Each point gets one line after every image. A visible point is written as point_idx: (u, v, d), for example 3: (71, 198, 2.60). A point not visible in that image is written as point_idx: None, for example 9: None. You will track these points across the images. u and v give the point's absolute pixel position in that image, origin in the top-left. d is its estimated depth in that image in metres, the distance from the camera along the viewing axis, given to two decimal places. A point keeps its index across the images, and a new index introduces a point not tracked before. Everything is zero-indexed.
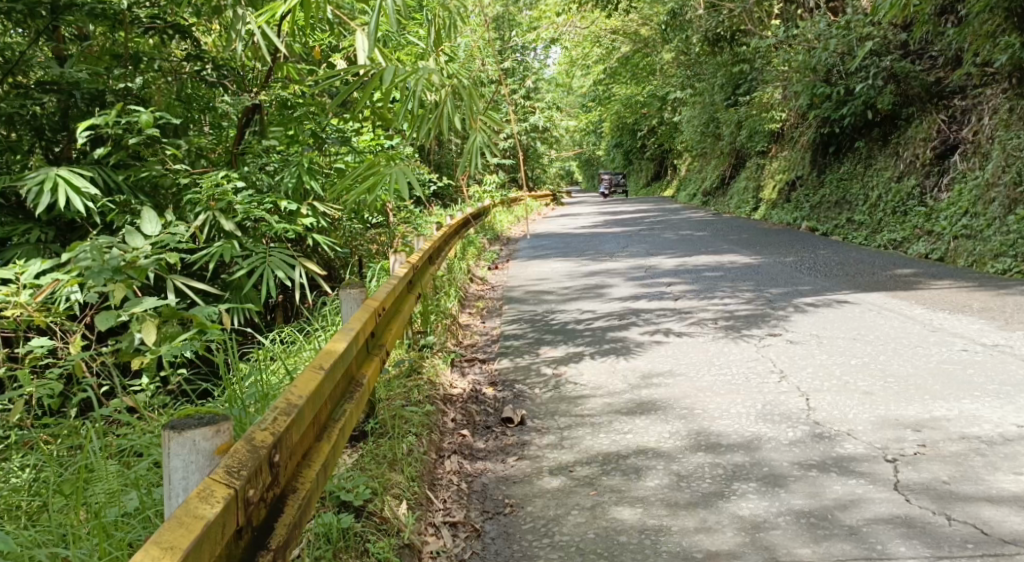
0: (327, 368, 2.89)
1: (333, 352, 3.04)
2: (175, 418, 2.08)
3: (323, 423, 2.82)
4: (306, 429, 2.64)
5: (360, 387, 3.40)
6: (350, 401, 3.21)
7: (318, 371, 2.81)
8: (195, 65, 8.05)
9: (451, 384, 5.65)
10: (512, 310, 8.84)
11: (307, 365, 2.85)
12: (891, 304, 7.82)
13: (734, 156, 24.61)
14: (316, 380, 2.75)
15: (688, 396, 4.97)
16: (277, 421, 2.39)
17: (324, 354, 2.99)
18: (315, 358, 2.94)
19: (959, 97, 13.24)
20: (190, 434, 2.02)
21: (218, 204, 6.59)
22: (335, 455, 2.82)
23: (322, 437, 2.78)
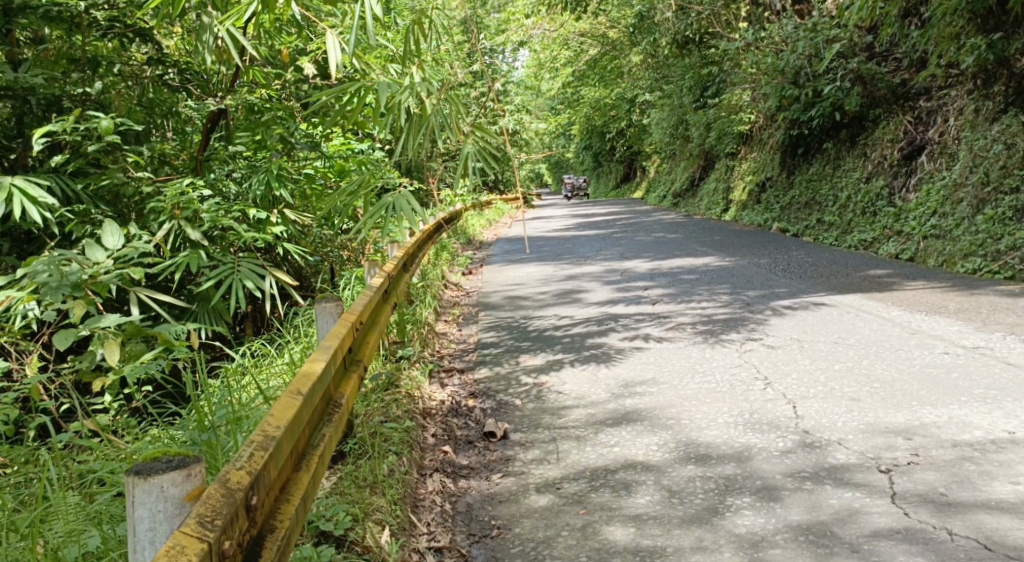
0: (305, 394, 2.71)
1: (310, 375, 2.86)
2: (140, 462, 1.91)
3: (301, 451, 2.65)
4: (284, 462, 2.47)
5: (338, 408, 3.23)
6: (329, 424, 3.05)
7: (296, 398, 2.63)
8: (157, 70, 7.84)
9: (430, 396, 5.49)
10: (487, 318, 8.69)
11: (283, 391, 2.67)
12: (868, 305, 7.79)
13: (704, 158, 24.66)
14: (294, 408, 2.58)
15: (674, 406, 4.85)
16: (252, 459, 2.21)
17: (302, 377, 2.81)
18: (292, 381, 2.77)
19: (925, 98, 13.32)
20: (158, 480, 1.86)
21: (183, 213, 6.37)
22: (315, 485, 2.66)
23: (301, 467, 2.61)
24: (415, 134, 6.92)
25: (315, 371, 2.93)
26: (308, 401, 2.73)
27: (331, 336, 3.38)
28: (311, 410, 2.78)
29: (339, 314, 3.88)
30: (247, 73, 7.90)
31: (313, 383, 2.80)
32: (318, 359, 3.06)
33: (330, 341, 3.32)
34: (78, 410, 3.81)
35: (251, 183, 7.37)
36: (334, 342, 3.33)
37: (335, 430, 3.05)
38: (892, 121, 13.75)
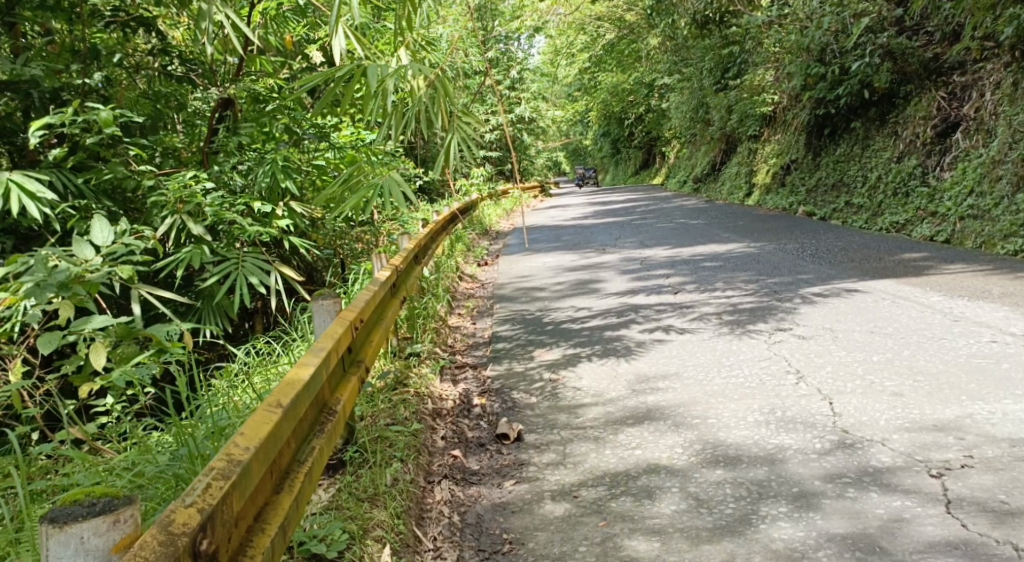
0: (286, 405, 2.45)
1: (295, 382, 2.60)
2: (58, 507, 1.78)
3: (280, 472, 2.40)
4: (256, 488, 2.22)
5: (333, 413, 2.97)
6: (321, 434, 2.79)
7: (274, 412, 2.38)
8: (161, 60, 7.58)
9: (441, 395, 5.22)
10: (503, 309, 8.41)
11: (262, 404, 2.41)
12: (904, 291, 7.43)
13: (725, 142, 24.20)
14: (270, 424, 2.32)
15: (699, 403, 4.55)
16: (208, 492, 1.98)
17: (285, 387, 2.55)
18: (274, 391, 2.52)
19: (958, 72, 12.85)
20: (74, 529, 1.71)
21: (186, 207, 6.07)
22: (297, 508, 2.41)
23: (279, 490, 2.36)
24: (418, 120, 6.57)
25: (301, 378, 2.67)
26: (290, 414, 2.46)
27: (326, 335, 3.11)
28: (295, 423, 2.52)
29: (338, 310, 3.61)
30: (253, 60, 7.66)
31: (296, 392, 2.54)
32: (308, 363, 2.79)
33: (324, 340, 3.05)
34: (63, 419, 3.54)
35: (256, 176, 7.08)
36: (329, 342, 3.06)
37: (327, 439, 2.79)
38: (925, 97, 13.28)
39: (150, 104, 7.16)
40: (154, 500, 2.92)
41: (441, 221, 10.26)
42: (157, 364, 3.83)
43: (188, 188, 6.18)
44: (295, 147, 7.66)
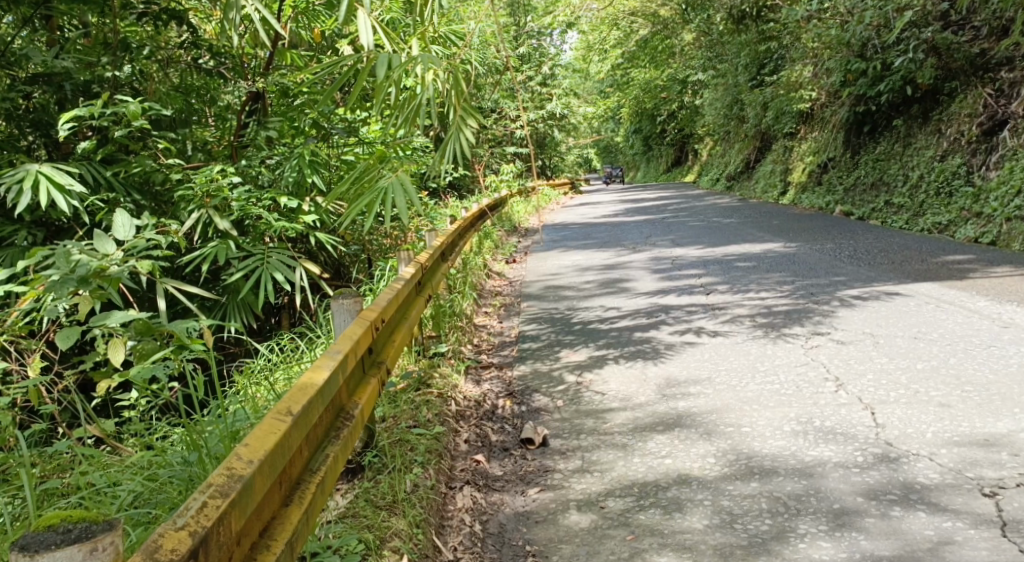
0: (295, 415, 2.35)
1: (306, 389, 2.50)
2: (35, 529, 1.71)
3: (284, 487, 2.29)
4: (259, 505, 2.13)
5: (350, 418, 2.86)
6: (336, 442, 2.68)
7: (280, 423, 2.28)
8: (193, 53, 7.48)
9: (466, 395, 5.11)
10: (532, 308, 8.27)
11: (270, 411, 2.32)
12: (947, 295, 7.18)
13: (760, 139, 23.76)
14: (276, 436, 2.22)
15: (733, 410, 4.37)
16: (204, 511, 1.88)
17: (294, 394, 2.45)
18: (286, 397, 2.42)
19: (1007, 68, 12.44)
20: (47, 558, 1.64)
21: (213, 201, 5.99)
22: (302, 526, 2.30)
23: (283, 506, 2.26)
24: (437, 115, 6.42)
25: (313, 384, 2.56)
26: (298, 424, 2.36)
27: (344, 337, 3.00)
28: (305, 432, 2.42)
29: (358, 310, 3.49)
30: (282, 54, 7.59)
31: (306, 400, 2.44)
32: (323, 368, 2.68)
33: (341, 342, 2.94)
34: (79, 417, 3.45)
35: (283, 170, 7.03)
36: (346, 344, 2.95)
37: (343, 447, 2.69)
38: (970, 94, 12.90)
39: (181, 98, 7.04)
40: (167, 505, 2.83)
41: (470, 217, 10.12)
42: (178, 363, 3.73)
43: (215, 182, 6.08)
44: (322, 143, 7.59)
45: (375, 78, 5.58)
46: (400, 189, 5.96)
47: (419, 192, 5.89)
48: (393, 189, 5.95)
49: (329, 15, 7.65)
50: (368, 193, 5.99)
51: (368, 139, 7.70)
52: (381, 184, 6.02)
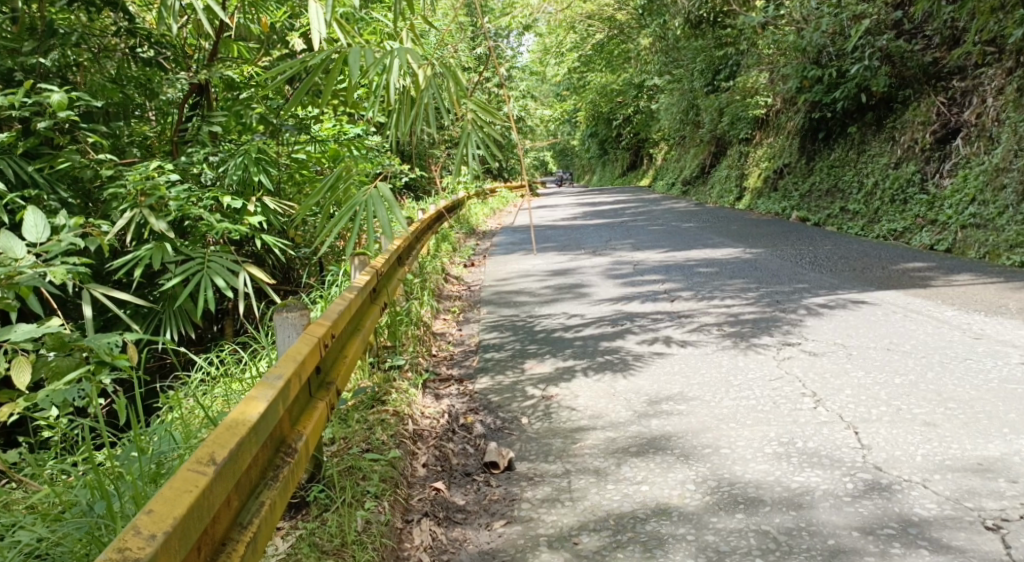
0: (218, 466, 2.01)
1: (235, 429, 2.15)
2: None
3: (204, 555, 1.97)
4: None
5: (293, 452, 2.52)
6: (273, 485, 2.34)
7: (198, 479, 1.94)
8: (129, 42, 7.00)
9: (423, 412, 4.77)
10: (490, 315, 7.93)
11: (187, 464, 1.99)
12: (914, 304, 7.02)
13: (715, 145, 23.59)
14: (191, 496, 1.90)
15: (710, 430, 4.16)
16: None
17: (220, 436, 2.10)
18: (208, 442, 2.09)
19: (958, 77, 12.45)
20: None
21: (148, 200, 5.52)
22: None
23: None
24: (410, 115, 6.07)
25: (246, 421, 2.21)
26: (221, 475, 2.02)
27: (288, 357, 2.64)
28: (232, 482, 2.09)
29: (305, 324, 3.12)
30: (226, 44, 7.21)
31: (234, 445, 2.09)
32: (258, 399, 2.33)
33: (284, 363, 2.58)
34: None
35: (226, 168, 6.64)
36: (290, 366, 2.59)
37: (281, 490, 2.35)
38: (924, 102, 12.86)
39: (116, 89, 6.56)
40: None
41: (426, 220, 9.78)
42: (97, 383, 3.38)
43: (151, 179, 5.64)
44: (270, 140, 7.18)
45: (360, 87, 5.08)
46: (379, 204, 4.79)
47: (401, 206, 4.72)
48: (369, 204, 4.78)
49: (278, 6, 7.27)
50: (339, 211, 4.81)
51: (322, 138, 7.39)
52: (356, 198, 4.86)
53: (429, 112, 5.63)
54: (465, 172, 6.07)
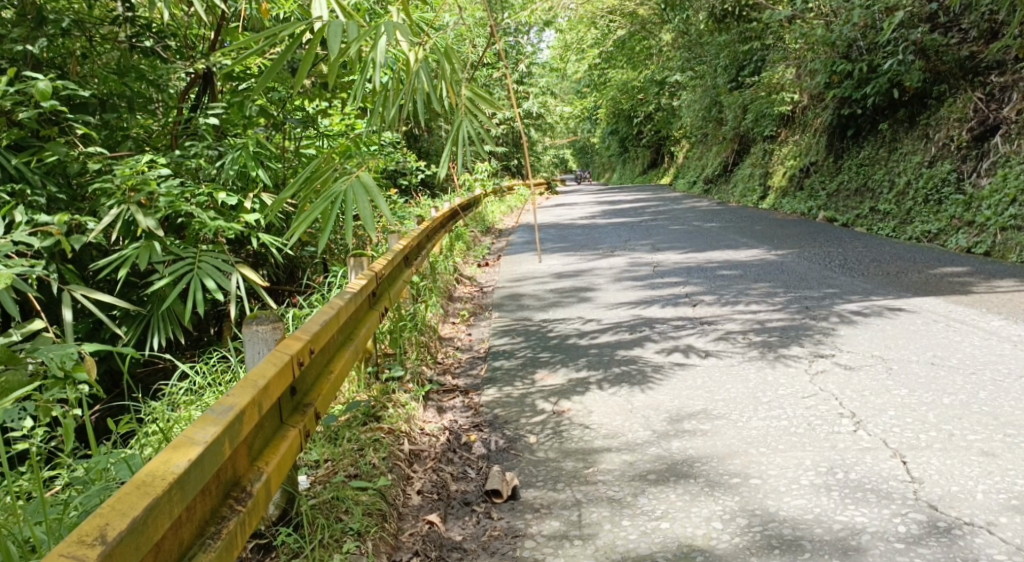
0: (109, 545, 1.67)
1: (148, 488, 1.81)
2: None
3: None
4: None
5: (243, 501, 2.16)
6: (212, 545, 1.99)
7: None
8: (130, 31, 6.67)
9: (422, 429, 4.40)
10: (502, 319, 7.55)
11: (69, 542, 1.66)
12: (956, 311, 6.58)
13: (739, 142, 22.97)
14: None
15: (738, 455, 3.76)
16: None
17: (123, 500, 1.76)
18: (106, 509, 1.75)
19: (997, 72, 11.94)
20: None
21: (136, 196, 5.13)
22: None
23: None
24: (393, 100, 5.40)
25: (166, 475, 1.87)
26: (116, 552, 1.68)
27: (245, 385, 2.29)
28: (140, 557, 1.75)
29: (278, 338, 2.74)
30: (228, 32, 6.84)
31: (139, 512, 1.75)
32: (192, 444, 1.99)
33: (239, 392, 2.23)
34: None
35: (223, 162, 6.23)
36: (246, 395, 2.24)
37: (221, 551, 2.00)
38: (960, 97, 12.39)
39: (118, 81, 6.14)
40: None
41: (439, 218, 9.44)
42: (45, 399, 3.14)
43: (141, 172, 5.25)
44: (272, 133, 6.84)
45: (331, 52, 4.45)
46: (362, 195, 4.24)
47: (384, 198, 4.17)
48: (350, 194, 4.23)
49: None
50: (318, 202, 4.26)
51: (330, 133, 7.09)
52: (336, 189, 4.30)
53: (417, 95, 5.03)
54: (460, 166, 5.43)
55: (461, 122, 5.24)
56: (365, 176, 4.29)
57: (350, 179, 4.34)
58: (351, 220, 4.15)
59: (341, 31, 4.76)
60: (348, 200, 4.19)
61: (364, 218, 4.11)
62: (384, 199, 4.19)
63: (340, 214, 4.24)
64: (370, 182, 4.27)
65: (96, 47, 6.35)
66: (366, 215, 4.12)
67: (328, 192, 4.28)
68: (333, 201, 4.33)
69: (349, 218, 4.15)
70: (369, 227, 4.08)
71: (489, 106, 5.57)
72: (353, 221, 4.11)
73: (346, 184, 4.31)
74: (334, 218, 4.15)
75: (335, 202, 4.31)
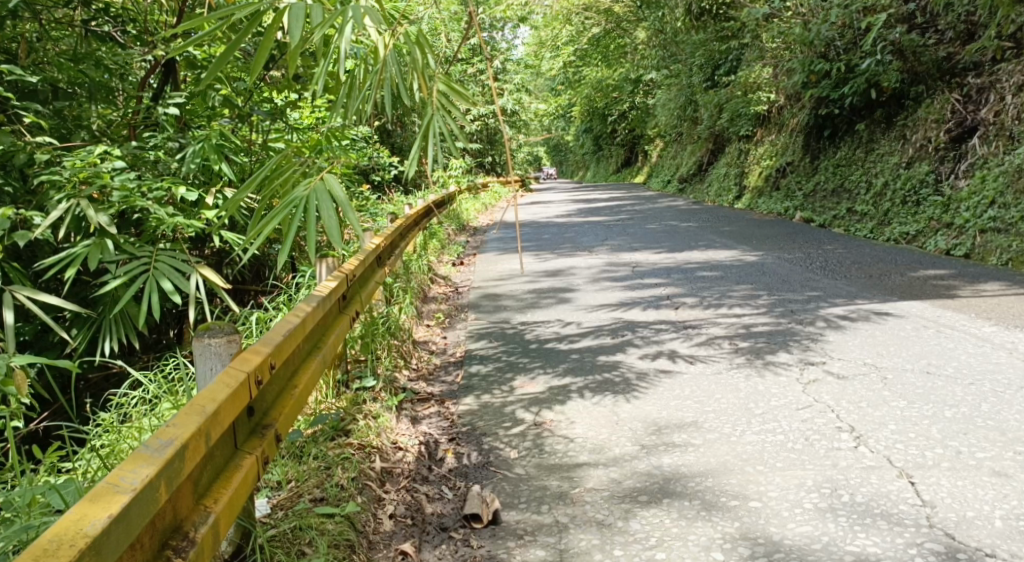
0: None
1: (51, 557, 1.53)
2: None
3: None
4: None
5: (183, 553, 1.87)
6: None
7: None
8: (87, 16, 6.30)
9: (396, 442, 4.11)
10: (478, 321, 7.27)
11: None
12: (944, 316, 6.41)
13: (714, 141, 22.78)
14: None
15: (734, 473, 3.54)
16: None
17: None
18: None
19: (973, 74, 11.85)
20: None
21: (86, 190, 4.76)
22: None
23: None
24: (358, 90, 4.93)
25: (78, 536, 1.59)
26: None
27: (189, 412, 2.00)
28: None
29: (234, 352, 2.43)
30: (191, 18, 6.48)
31: None
32: (116, 492, 1.71)
33: (181, 423, 1.95)
34: None
35: (184, 155, 5.89)
36: (189, 426, 1.96)
37: None
38: (937, 98, 12.28)
39: (73, 67, 5.79)
40: None
41: (413, 216, 9.14)
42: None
43: (93, 165, 4.89)
44: (237, 125, 6.51)
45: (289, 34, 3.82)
46: (325, 199, 3.73)
47: (352, 206, 3.68)
48: (312, 201, 3.70)
49: None
50: (275, 209, 3.75)
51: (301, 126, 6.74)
52: (296, 194, 3.78)
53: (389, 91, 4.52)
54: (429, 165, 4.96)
55: (433, 119, 4.77)
56: (330, 179, 3.77)
57: (312, 182, 3.81)
58: (310, 230, 3.65)
59: (302, 14, 4.18)
60: (309, 210, 3.68)
61: (328, 229, 3.62)
62: (352, 207, 3.70)
63: (301, 224, 3.71)
64: (336, 186, 3.75)
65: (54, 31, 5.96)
66: (330, 226, 3.63)
67: (288, 198, 3.75)
68: (293, 207, 3.83)
69: (310, 230, 3.65)
70: (334, 240, 3.61)
71: (462, 99, 5.14)
72: (314, 233, 3.61)
73: (308, 189, 3.78)
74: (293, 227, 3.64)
75: (295, 209, 3.80)
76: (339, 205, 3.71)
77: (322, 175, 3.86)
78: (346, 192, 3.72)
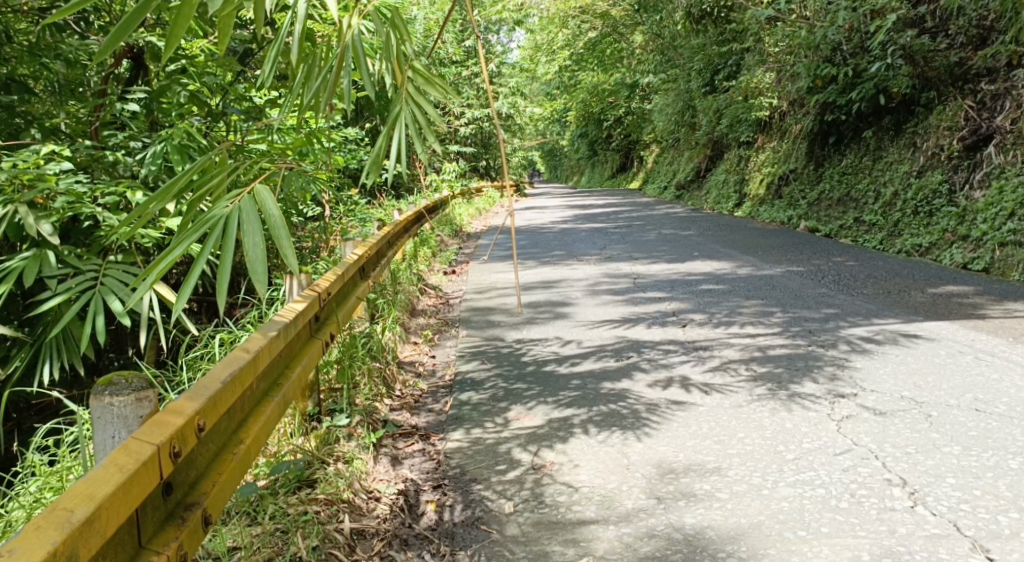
0: None
1: None
2: None
3: None
4: None
5: None
6: None
7: None
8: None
9: (373, 492, 3.55)
10: (469, 338, 6.70)
11: None
12: (979, 340, 5.86)
13: (712, 147, 22.20)
14: None
15: (772, 540, 2.99)
16: None
17: None
18: None
19: (987, 79, 11.30)
20: None
21: (25, 195, 4.17)
22: None
23: None
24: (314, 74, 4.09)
25: None
26: None
27: (43, 528, 1.51)
28: None
29: (144, 417, 1.90)
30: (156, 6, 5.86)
31: None
32: None
33: (23, 548, 1.45)
34: None
35: (146, 155, 5.23)
36: (36, 551, 1.45)
37: None
38: (949, 106, 11.76)
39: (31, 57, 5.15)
40: None
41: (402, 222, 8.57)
42: None
43: (36, 166, 4.28)
44: (209, 124, 5.83)
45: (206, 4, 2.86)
46: (250, 221, 3.06)
47: (285, 231, 3.04)
48: (238, 220, 3.05)
49: None
50: (187, 231, 3.00)
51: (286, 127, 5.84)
52: (216, 213, 3.10)
53: (357, 85, 3.71)
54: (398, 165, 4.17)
55: (402, 110, 3.96)
56: (262, 195, 3.14)
57: (238, 196, 3.18)
58: (228, 256, 2.94)
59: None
60: (231, 228, 3.02)
61: (250, 254, 2.94)
62: (283, 230, 3.07)
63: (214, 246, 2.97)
64: (267, 202, 3.13)
65: (14, 23, 5.32)
66: (253, 249, 2.97)
67: (206, 213, 3.09)
68: (207, 229, 3.11)
69: (227, 251, 2.96)
70: (256, 268, 2.92)
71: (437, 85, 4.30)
72: (231, 255, 2.94)
73: (232, 205, 3.14)
74: (209, 244, 2.94)
75: (213, 227, 3.12)
76: (270, 227, 3.07)
77: (252, 190, 3.24)
78: (279, 211, 3.11)
